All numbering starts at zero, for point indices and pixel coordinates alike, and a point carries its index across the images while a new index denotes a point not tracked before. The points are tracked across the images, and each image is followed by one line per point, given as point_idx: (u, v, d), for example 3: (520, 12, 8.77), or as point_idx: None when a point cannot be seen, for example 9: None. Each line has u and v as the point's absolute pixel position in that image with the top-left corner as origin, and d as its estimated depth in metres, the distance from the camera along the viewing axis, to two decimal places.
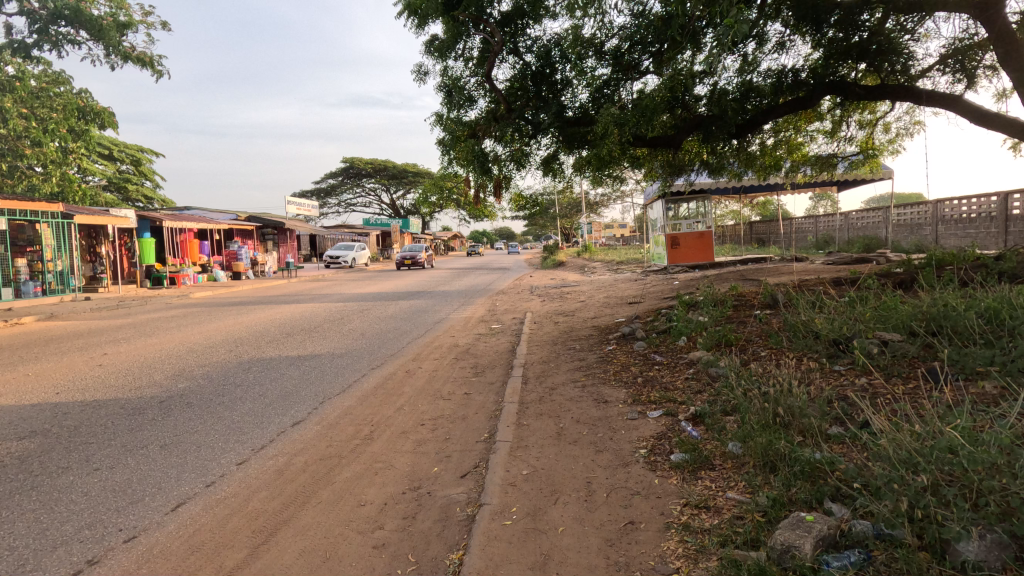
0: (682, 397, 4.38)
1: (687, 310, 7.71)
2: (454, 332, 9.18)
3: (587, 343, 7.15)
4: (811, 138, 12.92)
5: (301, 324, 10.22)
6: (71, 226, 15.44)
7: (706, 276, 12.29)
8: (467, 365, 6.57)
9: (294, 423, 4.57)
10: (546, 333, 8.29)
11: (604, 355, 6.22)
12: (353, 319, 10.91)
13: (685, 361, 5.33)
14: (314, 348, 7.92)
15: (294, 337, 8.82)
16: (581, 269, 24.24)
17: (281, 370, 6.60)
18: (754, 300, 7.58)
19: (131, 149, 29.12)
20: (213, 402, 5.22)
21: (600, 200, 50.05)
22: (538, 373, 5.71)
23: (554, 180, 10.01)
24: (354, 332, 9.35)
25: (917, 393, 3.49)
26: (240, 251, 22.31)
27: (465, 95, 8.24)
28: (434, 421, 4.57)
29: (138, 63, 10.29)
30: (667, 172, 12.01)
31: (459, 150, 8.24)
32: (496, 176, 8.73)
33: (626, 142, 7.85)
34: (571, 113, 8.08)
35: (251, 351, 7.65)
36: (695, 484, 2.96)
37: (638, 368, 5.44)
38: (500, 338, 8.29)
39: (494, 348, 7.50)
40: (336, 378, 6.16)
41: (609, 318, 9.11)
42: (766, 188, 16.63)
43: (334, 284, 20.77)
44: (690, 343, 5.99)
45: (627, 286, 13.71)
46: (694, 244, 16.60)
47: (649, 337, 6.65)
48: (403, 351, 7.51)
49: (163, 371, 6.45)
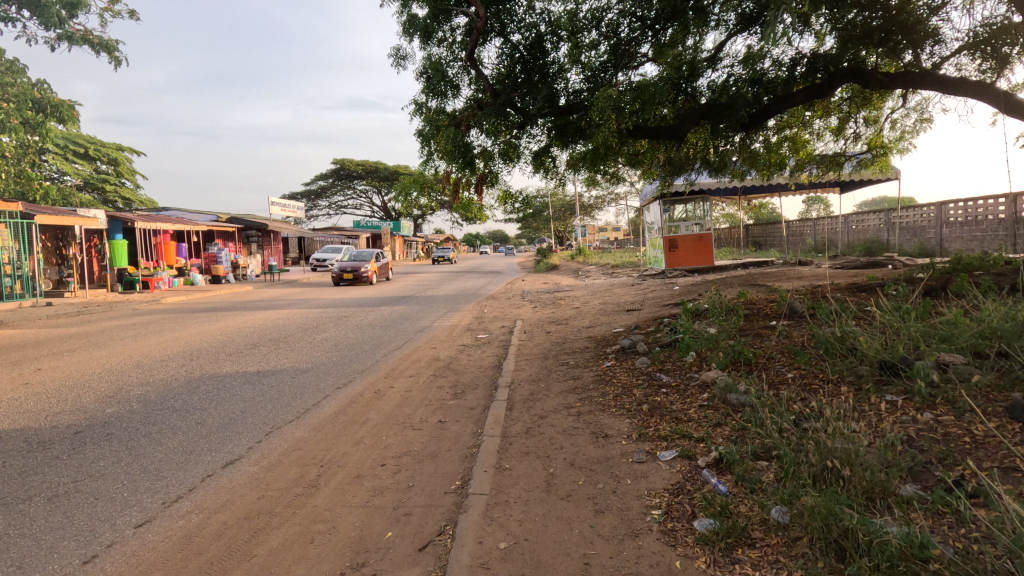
0: (699, 431, 3.60)
1: (693, 320, 6.92)
2: (437, 342, 8.36)
3: (582, 357, 6.37)
4: (817, 136, 12.22)
5: (271, 334, 9.36)
6: (32, 227, 14.49)
7: (709, 281, 11.59)
8: (446, 384, 5.77)
9: (225, 464, 3.73)
10: (537, 344, 7.51)
11: (601, 373, 5.42)
12: (329, 328, 10.09)
13: (697, 384, 4.56)
14: (279, 362, 7.08)
15: (259, 349, 7.97)
16: (576, 272, 23.55)
17: (233, 390, 5.76)
18: (767, 310, 6.80)
19: (109, 148, 28.20)
20: (138, 433, 4.38)
21: (594, 203, 49.28)
22: (525, 396, 4.91)
23: (546, 176, 9.20)
24: (327, 343, 8.53)
25: (1004, 436, 2.73)
26: (220, 254, 21.46)
27: (448, 81, 7.46)
28: (397, 461, 3.76)
29: (97, 48, 9.51)
30: (667, 171, 11.34)
31: (441, 141, 7.44)
32: (480, 171, 7.95)
33: (625, 133, 7.10)
34: (564, 101, 7.31)
35: (205, 367, 6.79)
36: (732, 572, 2.19)
37: (642, 391, 4.65)
38: (486, 350, 7.48)
39: (478, 363, 6.68)
40: (294, 400, 5.34)
41: (605, 327, 8.35)
42: (767, 189, 15.95)
43: (317, 288, 19.94)
44: (701, 361, 5.20)
45: (624, 291, 12.99)
46: (693, 247, 15.90)
47: (653, 352, 5.87)
48: (377, 367, 6.69)
49: (95, 392, 5.60)
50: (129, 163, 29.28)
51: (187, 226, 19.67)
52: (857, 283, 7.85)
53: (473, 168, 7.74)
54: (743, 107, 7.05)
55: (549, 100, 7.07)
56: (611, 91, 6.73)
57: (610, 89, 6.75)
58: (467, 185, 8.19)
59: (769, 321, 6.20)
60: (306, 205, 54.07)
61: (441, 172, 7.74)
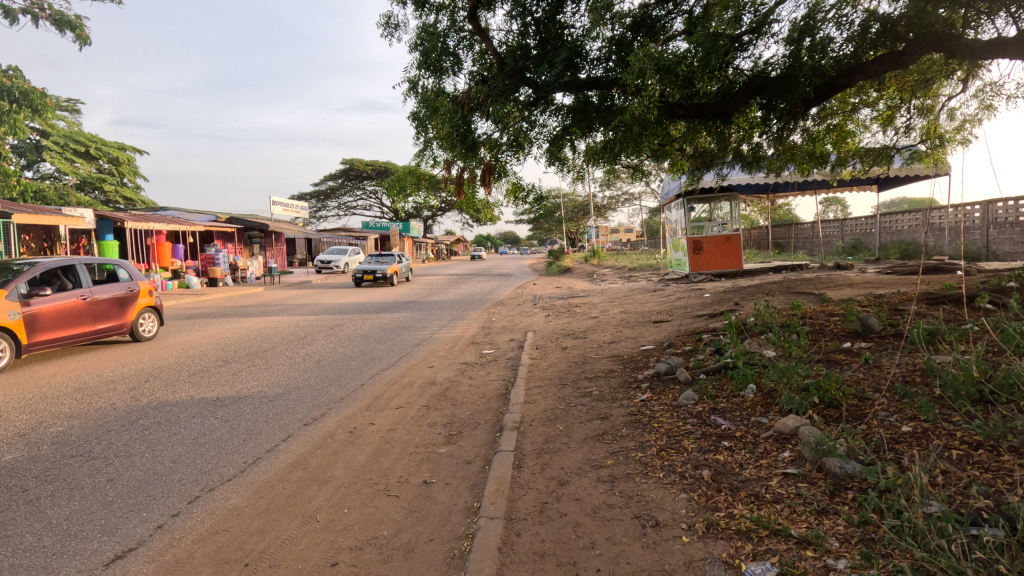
0: (802, 529, 2.41)
1: (741, 339, 5.69)
2: (436, 361, 7.14)
3: (608, 386, 5.17)
4: (860, 127, 11.05)
5: (249, 347, 8.23)
6: (11, 226, 13.59)
7: (744, 288, 10.37)
8: (439, 421, 4.63)
9: (112, 559, 2.63)
10: (551, 364, 6.34)
11: (636, 413, 4.23)
12: (318, 339, 8.99)
13: (771, 437, 3.39)
14: (246, 386, 5.95)
15: (229, 368, 6.84)
16: (590, 275, 22.32)
17: (177, 427, 4.62)
18: (835, 327, 5.55)
19: (111, 146, 27.43)
20: (19, 499, 3.26)
21: (606, 203, 47.56)
22: (539, 445, 3.78)
23: (562, 171, 8.06)
24: (311, 359, 7.41)
25: None
26: (218, 255, 20.52)
27: (447, 56, 6.33)
28: (355, 556, 2.63)
29: (64, 27, 8.78)
30: (698, 163, 10.18)
31: (440, 124, 6.24)
32: (486, 161, 6.77)
33: (660, 111, 5.86)
34: (587, 74, 6.10)
35: (156, 391, 5.69)
36: None
37: (696, 445, 3.46)
38: (492, 373, 6.25)
39: (481, 391, 5.47)
40: (248, 444, 4.19)
41: (631, 343, 7.15)
42: (800, 187, 14.62)
43: (318, 292, 18.93)
44: (769, 399, 4.01)
45: (646, 298, 11.77)
46: (719, 249, 14.63)
47: (699, 383, 4.66)
48: (360, 395, 5.50)
49: (5, 429, 4.51)
50: (131, 161, 28.53)
51: (183, 225, 18.75)
52: (932, 293, 6.59)
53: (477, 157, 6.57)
54: (808, 83, 5.80)
55: (569, 75, 5.93)
56: (650, 46, 5.42)
57: (648, 45, 5.45)
58: (472, 180, 7.03)
59: (842, 342, 4.97)
60: (314, 207, 53.39)
61: (442, 163, 6.56)
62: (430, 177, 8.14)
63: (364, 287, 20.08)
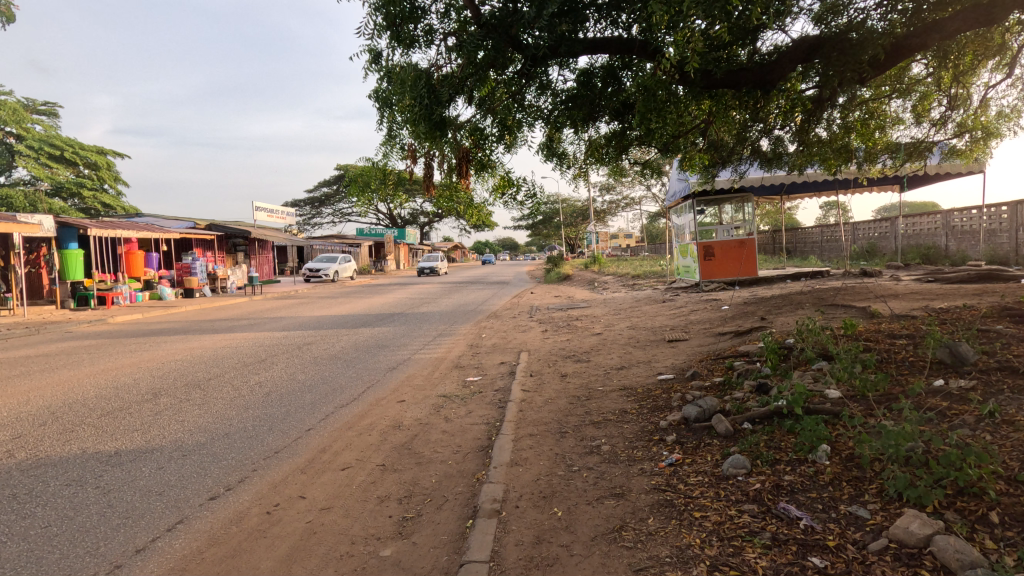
0: None
1: (789, 372, 4.45)
2: (408, 394, 5.86)
3: (621, 437, 3.94)
4: (888, 120, 9.99)
5: (194, 373, 6.98)
6: None
7: (767, 299, 9.15)
8: (393, 496, 3.38)
9: None
10: (547, 401, 5.09)
11: (666, 489, 3.01)
12: (279, 363, 7.74)
13: (885, 552, 2.19)
14: (161, 433, 4.69)
15: (155, 405, 5.59)
16: (592, 284, 21.13)
17: (32, 505, 3.35)
18: (910, 356, 4.33)
19: (91, 150, 26.24)
20: None
21: (605, 208, 46.28)
22: (528, 550, 2.56)
23: (559, 168, 6.88)
24: (260, 392, 6.14)
25: None
26: (196, 265, 19.30)
27: (416, 23, 5.19)
28: None
29: None
30: (712, 159, 9.01)
31: (402, 96, 5.00)
32: (464, 147, 5.50)
33: (682, 73, 4.58)
34: (588, 33, 4.88)
35: (41, 444, 4.43)
36: None
37: (770, 562, 2.24)
38: (474, 413, 4.98)
39: (456, 443, 4.21)
40: (113, 539, 2.94)
41: (644, 370, 5.89)
42: (819, 186, 13.44)
43: (301, 303, 17.66)
44: (859, 476, 2.79)
45: (656, 310, 10.53)
46: (732, 254, 13.45)
47: (747, 441, 3.41)
48: (299, 450, 4.22)
49: None
50: (112, 166, 27.37)
51: (156, 232, 17.50)
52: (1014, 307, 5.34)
53: (452, 139, 5.30)
54: (876, 42, 4.54)
55: (566, 28, 4.72)
56: None
57: None
58: (447, 175, 5.80)
59: (932, 380, 3.75)
60: (309, 214, 52.31)
61: (409, 152, 5.33)
62: (405, 180, 7.02)
63: (349, 298, 18.77)
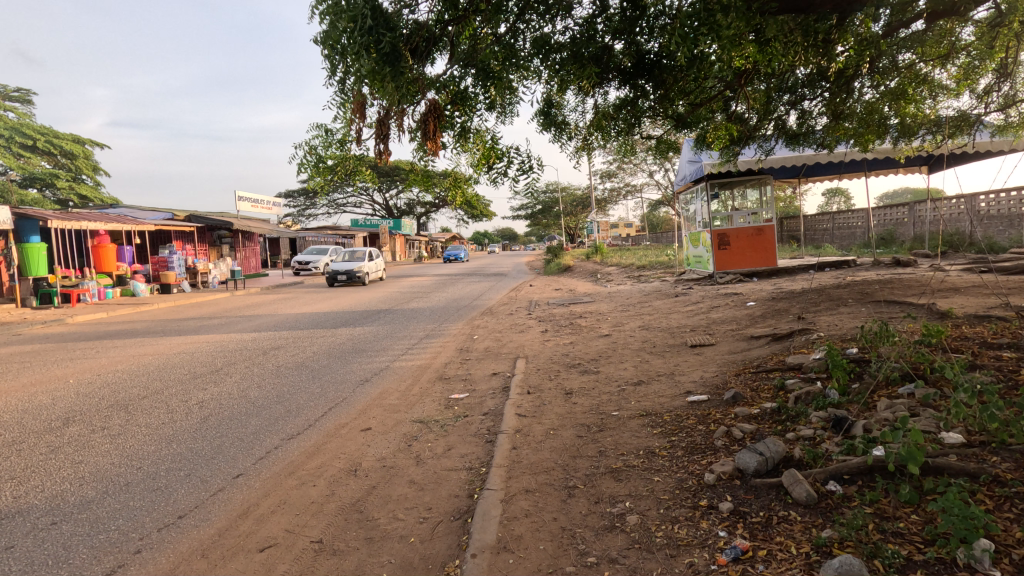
0: None
1: (874, 404, 3.30)
2: (377, 419, 4.73)
3: (651, 500, 2.81)
4: (933, 89, 8.75)
5: (126, 390, 5.83)
6: None
7: (798, 294, 8.00)
8: None
9: None
10: (548, 434, 3.94)
11: None
12: (235, 374, 6.60)
13: None
14: (40, 485, 3.55)
15: (56, 438, 4.44)
16: (595, 275, 19.98)
17: None
18: None
19: (67, 139, 24.98)
20: None
21: (604, 197, 45.01)
22: None
23: (560, 141, 5.71)
24: (197, 416, 5.00)
25: None
26: (173, 258, 18.12)
27: None
28: None
29: None
30: (736, 135, 7.80)
31: (340, 22, 3.79)
32: (434, 100, 4.28)
33: None
34: None
35: None
36: None
37: None
38: (455, 450, 3.86)
39: (426, 503, 3.09)
40: None
41: (668, 386, 4.76)
42: (843, 166, 12.23)
43: (284, 299, 16.53)
44: None
45: (670, 306, 9.40)
46: (748, 243, 12.31)
47: (845, 520, 2.29)
48: (214, 513, 3.11)
49: None
50: (90, 155, 26.11)
51: (128, 225, 16.10)
52: None
53: (413, 86, 4.09)
54: None
55: None
56: None
57: None
58: (417, 148, 4.63)
59: None
60: (303, 204, 51.10)
61: (358, 105, 4.14)
62: (375, 162, 5.89)
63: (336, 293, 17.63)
